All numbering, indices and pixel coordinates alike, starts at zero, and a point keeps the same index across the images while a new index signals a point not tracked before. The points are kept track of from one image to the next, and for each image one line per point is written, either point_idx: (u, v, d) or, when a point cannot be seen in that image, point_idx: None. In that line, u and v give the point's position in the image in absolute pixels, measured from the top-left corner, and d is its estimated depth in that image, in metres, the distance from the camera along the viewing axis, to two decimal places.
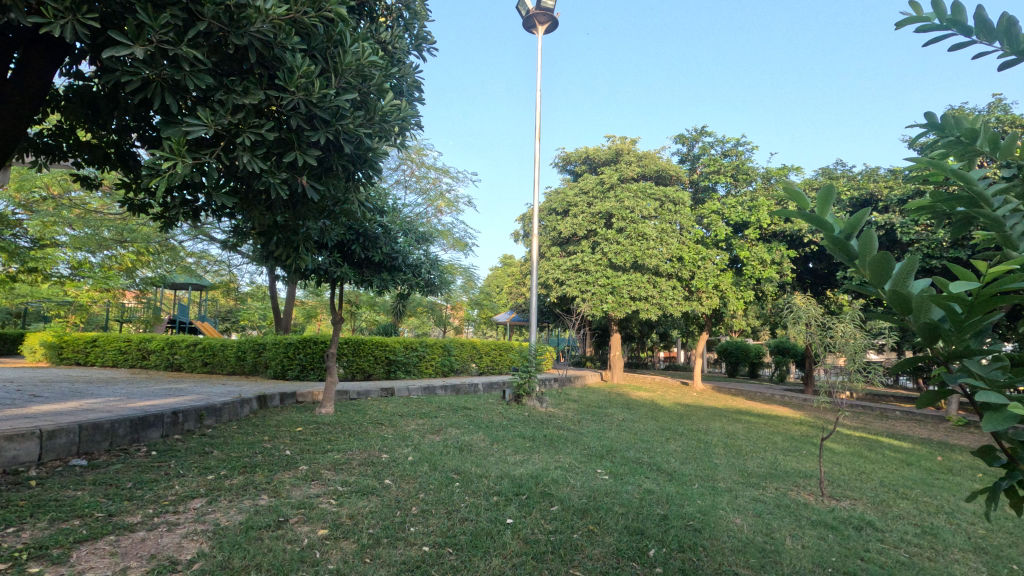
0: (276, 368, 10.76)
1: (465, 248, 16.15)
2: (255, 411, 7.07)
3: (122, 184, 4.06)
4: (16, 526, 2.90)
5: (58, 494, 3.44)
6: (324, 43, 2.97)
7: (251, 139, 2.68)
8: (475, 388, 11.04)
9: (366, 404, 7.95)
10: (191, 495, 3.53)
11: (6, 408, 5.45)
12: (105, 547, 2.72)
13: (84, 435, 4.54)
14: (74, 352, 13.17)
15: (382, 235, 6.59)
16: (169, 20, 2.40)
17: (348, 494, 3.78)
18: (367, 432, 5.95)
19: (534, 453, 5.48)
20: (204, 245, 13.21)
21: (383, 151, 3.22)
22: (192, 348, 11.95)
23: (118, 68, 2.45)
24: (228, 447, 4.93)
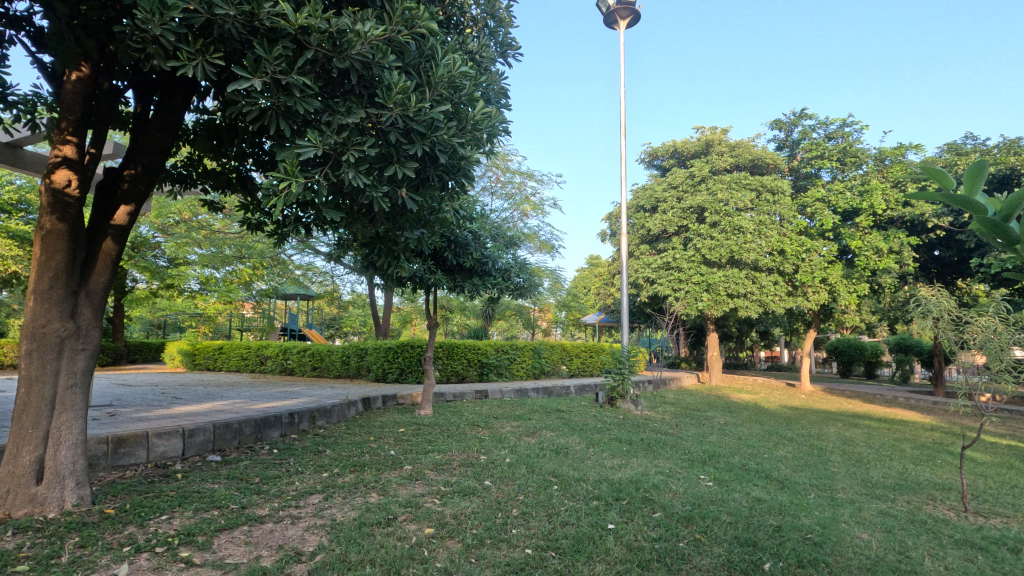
0: (377, 372, 11.34)
1: (552, 250, 16.16)
2: (360, 412, 7.49)
3: (242, 206, 4.46)
4: (168, 514, 3.27)
5: (199, 486, 3.85)
6: (416, 59, 3.08)
7: (355, 155, 2.80)
8: (567, 391, 10.98)
9: (462, 406, 8.18)
10: (310, 491, 3.80)
11: (154, 409, 6.17)
12: (240, 537, 2.99)
13: (218, 433, 5.03)
14: (205, 358, 14.72)
15: (472, 241, 6.75)
16: (281, 52, 2.57)
17: (451, 494, 3.90)
18: (464, 433, 6.11)
19: (632, 457, 5.36)
20: (310, 258, 14.25)
21: (476, 160, 3.27)
22: (302, 353, 12.92)
23: (240, 100, 2.67)
24: (340, 447, 5.26)
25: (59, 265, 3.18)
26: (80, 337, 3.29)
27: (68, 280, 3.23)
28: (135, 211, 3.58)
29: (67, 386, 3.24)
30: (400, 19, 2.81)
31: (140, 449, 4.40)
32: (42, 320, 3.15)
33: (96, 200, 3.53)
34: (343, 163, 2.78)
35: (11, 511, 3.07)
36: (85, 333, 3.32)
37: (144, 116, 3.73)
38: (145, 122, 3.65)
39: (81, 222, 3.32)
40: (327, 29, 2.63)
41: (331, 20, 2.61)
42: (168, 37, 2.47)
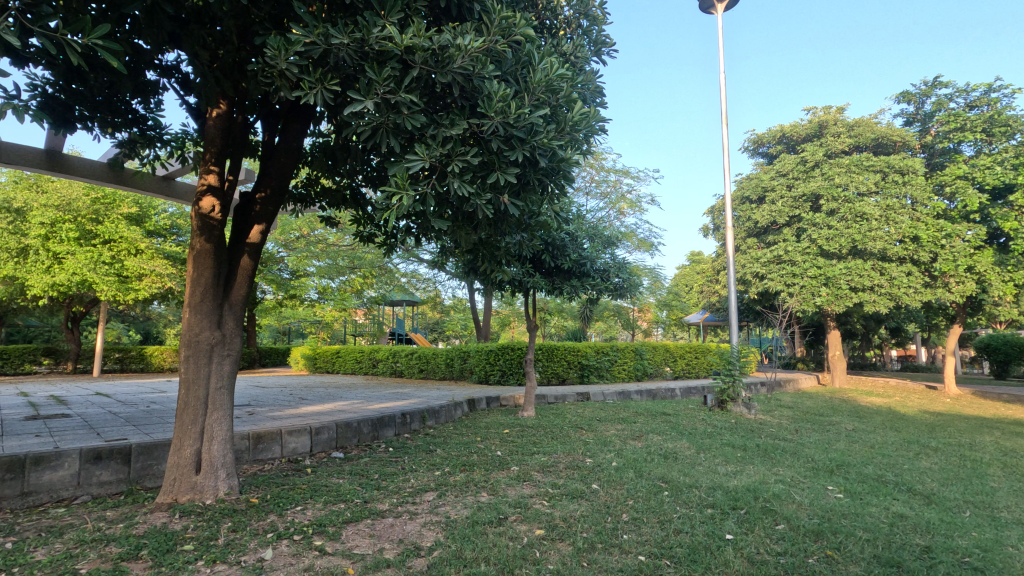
0: (480, 374, 11.63)
1: (651, 248, 15.68)
2: (466, 413, 7.74)
3: (355, 219, 4.80)
4: (302, 505, 3.57)
5: (327, 480, 4.18)
6: (514, 66, 3.13)
7: (460, 165, 2.88)
8: (672, 393, 10.58)
9: (564, 408, 8.16)
10: (424, 488, 3.98)
11: (286, 408, 6.79)
12: (365, 529, 3.20)
13: (340, 432, 5.43)
14: (325, 362, 16.00)
15: (569, 242, 6.74)
16: (390, 73, 2.71)
17: (559, 496, 3.90)
18: (569, 435, 6.10)
19: (748, 464, 5.05)
20: (414, 265, 14.97)
21: (575, 162, 3.26)
22: (410, 356, 13.60)
23: (354, 122, 2.84)
24: (449, 446, 5.47)
25: (207, 281, 3.60)
26: (225, 344, 3.70)
27: (214, 294, 3.64)
28: (265, 230, 3.97)
29: (216, 388, 3.65)
30: (497, 29, 2.86)
31: (275, 444, 4.86)
32: (196, 330, 3.57)
33: (234, 222, 3.95)
34: (449, 174, 2.87)
35: (177, 497, 3.51)
36: (229, 341, 3.73)
37: (271, 144, 4.11)
38: (272, 148, 4.04)
39: (223, 242, 3.73)
40: (430, 46, 2.74)
41: (434, 38, 2.71)
42: (291, 70, 2.69)
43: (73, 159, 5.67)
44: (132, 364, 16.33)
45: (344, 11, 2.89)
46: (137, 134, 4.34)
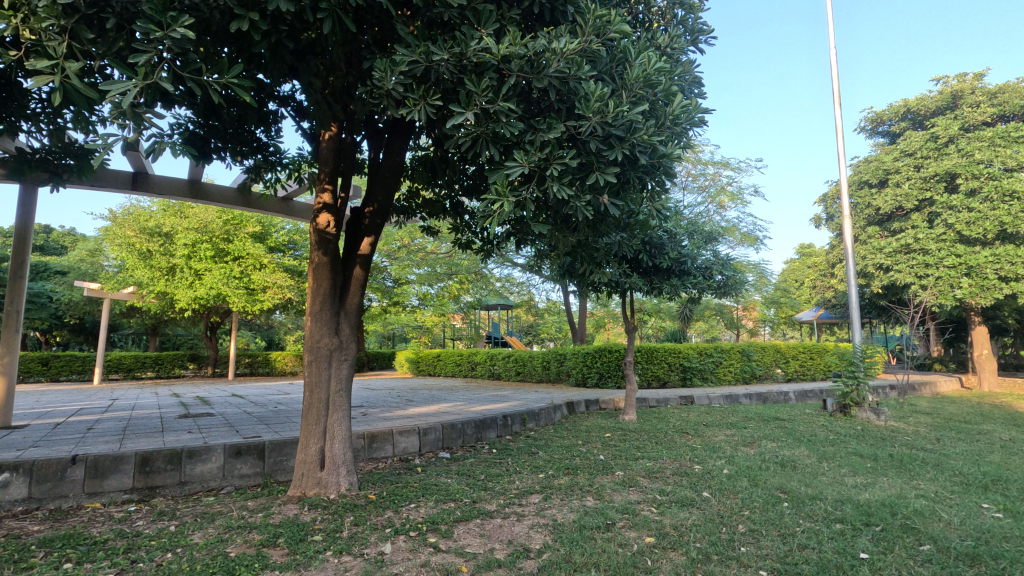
0: (577, 376, 11.55)
1: (756, 242, 14.75)
2: (566, 416, 7.73)
3: (454, 226, 4.98)
4: (415, 502, 3.74)
5: (436, 479, 4.35)
6: (609, 64, 3.09)
7: (559, 169, 2.86)
8: (786, 397, 9.85)
9: (668, 412, 7.87)
10: (530, 490, 4.01)
11: (396, 410, 7.16)
12: (475, 528, 3.28)
13: (445, 433, 5.63)
14: (427, 365, 16.74)
15: (666, 240, 6.53)
16: (488, 83, 2.75)
17: (668, 503, 3.77)
18: (674, 440, 5.88)
19: (880, 475, 4.57)
20: (509, 269, 15.23)
21: (677, 156, 3.14)
22: (507, 359, 13.83)
23: (454, 134, 2.92)
24: (551, 449, 5.49)
25: (326, 290, 3.89)
26: (343, 349, 3.96)
27: (332, 303, 3.93)
28: (375, 242, 4.23)
29: (336, 391, 3.93)
30: (592, 28, 2.83)
31: (388, 444, 5.14)
32: (317, 336, 3.87)
33: (347, 236, 4.23)
34: (547, 178, 2.86)
35: (305, 490, 3.82)
36: (346, 346, 3.99)
37: (377, 161, 4.37)
38: (379, 164, 4.29)
39: (338, 255, 4.01)
40: (526, 53, 2.75)
41: (529, 45, 2.72)
42: (396, 89, 2.82)
43: (210, 187, 6.39)
44: (260, 368, 18.06)
45: (442, 28, 3.00)
46: (261, 159, 4.79)
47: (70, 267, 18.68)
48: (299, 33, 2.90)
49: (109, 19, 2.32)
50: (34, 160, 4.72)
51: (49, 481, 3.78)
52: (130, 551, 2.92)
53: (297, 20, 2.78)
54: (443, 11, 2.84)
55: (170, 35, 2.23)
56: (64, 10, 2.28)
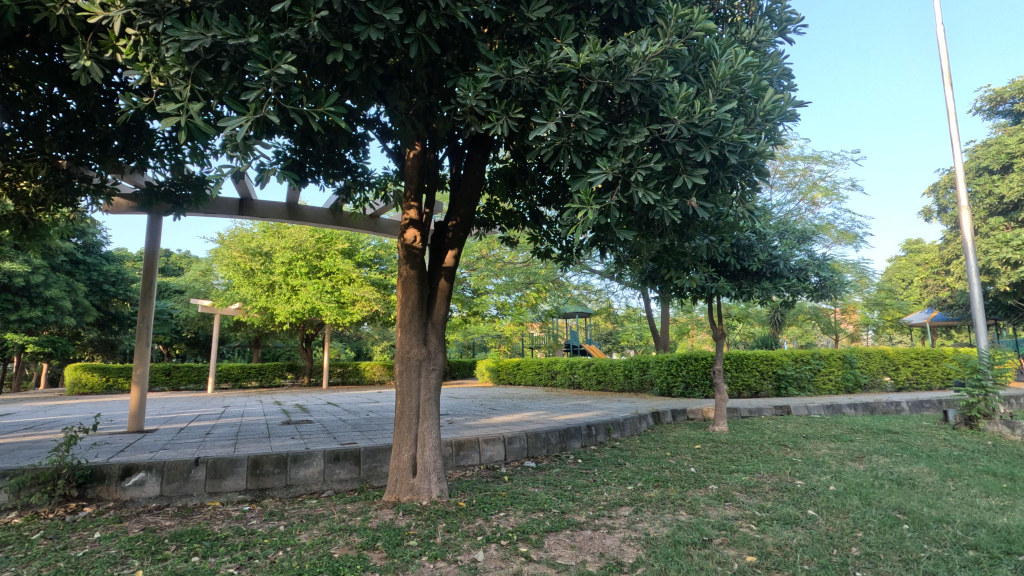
0: (661, 386, 11.19)
1: (855, 240, 13.67)
2: (652, 426, 7.51)
3: (533, 235, 5.03)
4: (504, 511, 3.77)
5: (523, 488, 4.37)
6: (692, 63, 3.00)
7: (643, 173, 2.77)
8: (898, 407, 9.00)
9: (762, 423, 7.43)
10: (619, 502, 3.93)
11: (481, 419, 7.27)
12: (565, 539, 3.26)
13: (530, 442, 5.64)
14: (507, 374, 16.95)
15: (756, 242, 6.21)
16: (569, 92, 2.75)
17: (769, 520, 3.54)
18: (771, 453, 5.55)
19: (1020, 497, 4.05)
20: (587, 276, 15.11)
21: (770, 153, 2.99)
22: (587, 368, 13.68)
23: (536, 145, 2.93)
24: (638, 460, 5.34)
25: (414, 303, 4.04)
26: (430, 359, 4.09)
27: (420, 314, 4.08)
28: (458, 254, 4.34)
29: (426, 399, 4.05)
30: (674, 29, 2.77)
31: (474, 452, 5.23)
32: (407, 347, 4.03)
33: (432, 250, 4.38)
34: (632, 184, 2.79)
35: (399, 496, 3.96)
36: (433, 356, 4.12)
37: (458, 176, 4.50)
38: (460, 179, 4.42)
39: (425, 268, 4.16)
40: (606, 60, 2.72)
41: (609, 51, 2.69)
42: (479, 105, 2.87)
43: (306, 208, 6.86)
44: (351, 377, 19.03)
45: (521, 42, 3.05)
46: (350, 180, 5.07)
47: (186, 286, 20.64)
48: (386, 59, 3.05)
49: (224, 61, 2.54)
50: (160, 192, 5.29)
51: (177, 481, 4.21)
52: (247, 548, 3.17)
53: (385, 48, 2.94)
54: (522, 25, 2.90)
55: (275, 72, 2.44)
56: (187, 58, 2.54)
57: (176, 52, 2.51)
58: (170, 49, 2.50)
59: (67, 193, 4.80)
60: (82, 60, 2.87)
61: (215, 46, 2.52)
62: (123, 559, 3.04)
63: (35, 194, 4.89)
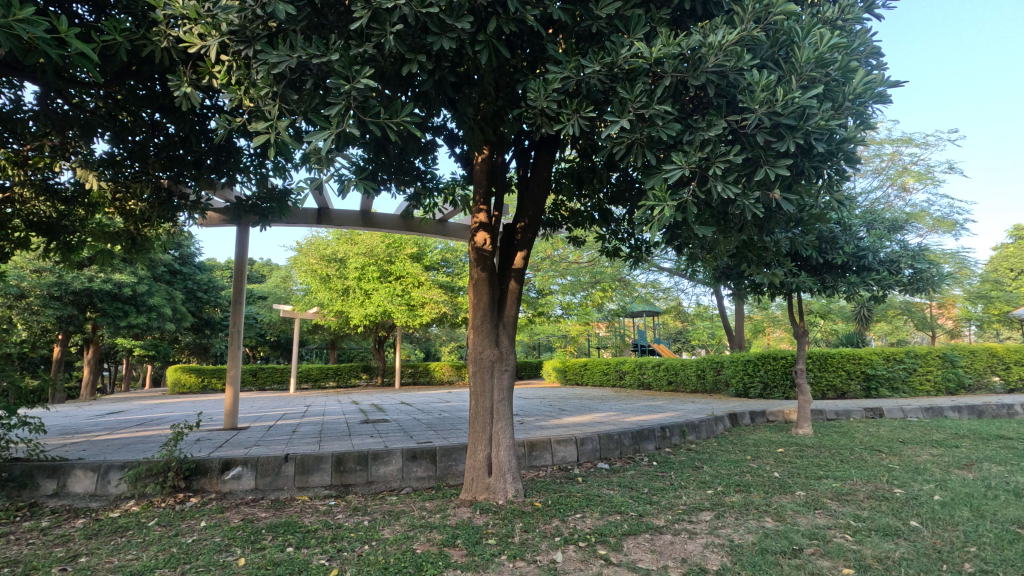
0: (737, 387, 10.74)
1: (955, 228, 12.52)
2: (729, 428, 7.23)
3: (603, 234, 4.98)
4: (581, 513, 3.75)
5: (599, 490, 4.32)
6: (771, 49, 2.88)
7: (723, 167, 2.67)
8: (1011, 410, 8.16)
9: (851, 426, 6.97)
10: (700, 507, 3.80)
11: (552, 419, 7.27)
12: (645, 544, 3.19)
13: (602, 443, 5.58)
14: (575, 374, 16.90)
15: (840, 233, 5.85)
16: (642, 87, 2.68)
17: (867, 531, 3.32)
18: (864, 459, 5.19)
19: None
20: (654, 274, 14.77)
21: (861, 139, 2.81)
22: (657, 368, 13.35)
23: (608, 143, 2.88)
24: (716, 463, 5.16)
25: (485, 305, 4.10)
26: (503, 360, 4.13)
27: (491, 316, 4.13)
28: (528, 256, 4.35)
29: (500, 400, 4.09)
30: (752, 14, 2.66)
31: (547, 452, 5.23)
32: (480, 348, 4.09)
33: (502, 252, 4.43)
34: (710, 178, 2.69)
35: (476, 495, 4.03)
36: (505, 356, 4.15)
37: (525, 178, 4.54)
38: (527, 180, 4.45)
39: (495, 270, 4.20)
40: (680, 52, 2.65)
41: (683, 43, 2.62)
42: (550, 107, 2.86)
43: (379, 215, 7.13)
44: (421, 377, 19.58)
45: (590, 41, 3.03)
46: (421, 187, 5.22)
47: (269, 292, 21.96)
48: (457, 67, 3.11)
49: (307, 80, 2.68)
50: (248, 206, 5.66)
51: (270, 475, 4.49)
52: (336, 541, 3.33)
53: (456, 56, 3.00)
54: (592, 23, 2.87)
55: (354, 86, 2.55)
56: (275, 79, 2.71)
57: (265, 74, 2.68)
58: (260, 71, 2.67)
59: (168, 210, 5.30)
60: (183, 88, 3.12)
61: (300, 66, 2.68)
62: (227, 547, 3.28)
63: (142, 212, 5.40)
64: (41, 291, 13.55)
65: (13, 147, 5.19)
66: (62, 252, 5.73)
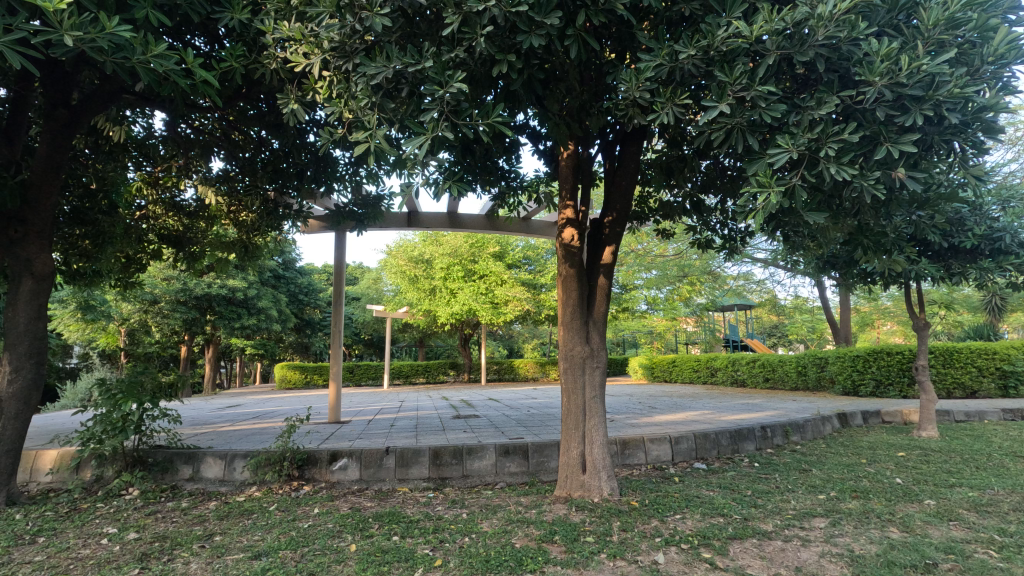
0: (845, 384, 9.95)
1: None
2: (839, 429, 6.71)
3: (695, 225, 4.78)
4: (680, 514, 3.64)
5: (697, 491, 4.16)
6: (889, 15, 2.64)
7: (836, 147, 2.47)
8: None
9: (985, 429, 6.22)
10: (811, 513, 3.55)
11: (643, 417, 7.11)
12: (753, 549, 3.03)
13: (699, 442, 5.37)
14: (662, 371, 16.49)
15: (969, 213, 5.24)
16: (741, 69, 2.54)
17: (1015, 547, 2.95)
18: (1005, 466, 4.61)
19: None
20: (746, 267, 14.00)
21: (1004, 106, 2.51)
22: (752, 364, 12.65)
23: (705, 130, 2.76)
24: (827, 466, 4.79)
25: (575, 301, 4.07)
26: (594, 357, 4.09)
27: (581, 312, 4.09)
28: (616, 250, 4.27)
29: (592, 397, 4.05)
30: None
31: (640, 451, 5.12)
32: (570, 345, 4.07)
33: (589, 247, 4.38)
34: (822, 160, 2.49)
35: (570, 492, 4.02)
36: (597, 353, 4.10)
37: (612, 171, 4.46)
38: (615, 173, 4.37)
39: (583, 266, 4.16)
40: (785, 27, 2.48)
41: (789, 17, 2.44)
42: (643, 96, 2.78)
43: (464, 216, 7.30)
44: (507, 374, 19.87)
45: (682, 25, 2.93)
46: (505, 186, 5.28)
47: (362, 293, 23.23)
48: (546, 64, 3.12)
49: (403, 88, 2.78)
50: (345, 213, 6.00)
51: (373, 466, 4.75)
52: (437, 531, 3.45)
53: (545, 53, 3.00)
54: (684, 6, 2.77)
55: (447, 91, 2.62)
56: (373, 90, 2.84)
57: (365, 86, 2.82)
58: (360, 83, 2.82)
59: (276, 219, 5.73)
60: (291, 104, 3.36)
61: (396, 76, 2.79)
62: (340, 532, 3.50)
63: (253, 222, 5.89)
64: (170, 297, 15.14)
65: (147, 170, 5.89)
66: (188, 261, 6.39)
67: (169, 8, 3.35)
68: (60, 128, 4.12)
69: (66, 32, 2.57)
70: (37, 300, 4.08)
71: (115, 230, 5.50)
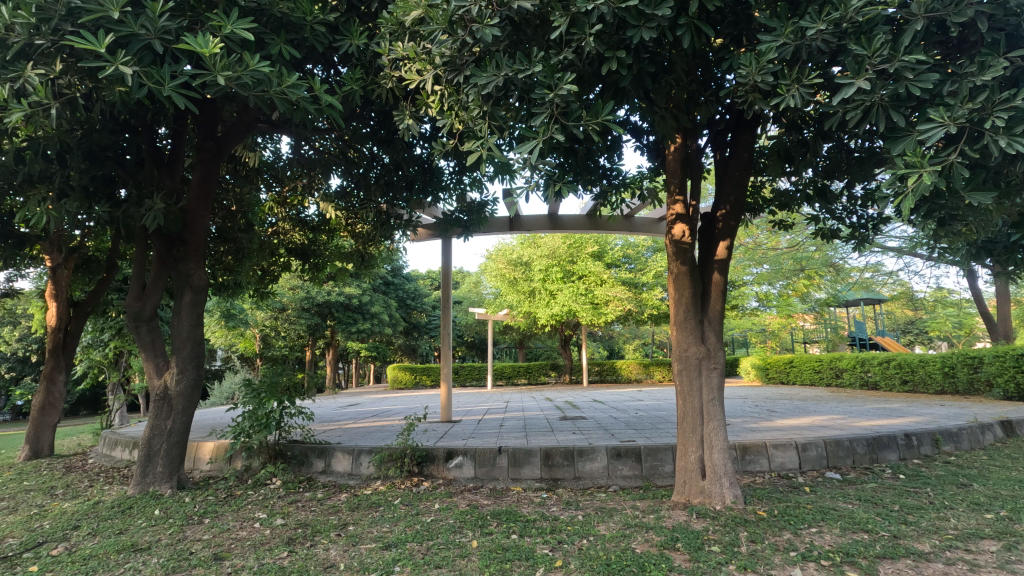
0: (1007, 388, 8.68)
1: None
2: (1002, 439, 5.85)
3: (819, 213, 4.39)
4: (816, 527, 3.36)
5: (833, 503, 3.81)
6: None
7: (1005, 117, 2.17)
8: None
9: None
10: (979, 534, 3.13)
11: (762, 421, 6.67)
12: (908, 570, 2.73)
13: (830, 450, 4.94)
14: (778, 372, 15.42)
15: None
16: (882, 40, 2.31)
17: None
18: None
19: None
20: (876, 256, 12.48)
21: None
22: (885, 365, 11.42)
23: (839, 110, 2.52)
24: (992, 481, 4.19)
25: (688, 299, 3.91)
26: (711, 357, 3.89)
27: (695, 311, 3.92)
28: (731, 244, 4.04)
29: (710, 399, 3.87)
30: None
31: (762, 457, 4.80)
32: (684, 345, 3.93)
33: (702, 243, 4.19)
34: (987, 133, 2.20)
35: (690, 497, 3.87)
36: (713, 354, 3.91)
37: (723, 161, 4.24)
38: (726, 163, 4.15)
39: (695, 263, 3.99)
40: None
41: None
42: (766, 80, 2.61)
43: (566, 217, 7.30)
44: (609, 375, 19.55)
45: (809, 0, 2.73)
46: (606, 185, 5.19)
47: (464, 297, 24.01)
48: (654, 57, 3.05)
49: (512, 93, 2.84)
50: (452, 220, 6.22)
51: (486, 465, 4.89)
52: (555, 532, 3.47)
53: (656, 46, 2.93)
54: None
55: (557, 93, 2.64)
56: (484, 99, 2.93)
57: (476, 96, 2.90)
58: (471, 94, 2.92)
59: (388, 229, 6.06)
60: (405, 120, 3.55)
61: (505, 83, 2.85)
62: (461, 528, 3.63)
63: (368, 233, 6.30)
64: (295, 305, 16.64)
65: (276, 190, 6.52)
66: (313, 272, 6.98)
67: (299, 41, 3.67)
68: (210, 158, 4.67)
69: (219, 72, 2.91)
70: (196, 309, 4.66)
71: (252, 246, 6.14)
